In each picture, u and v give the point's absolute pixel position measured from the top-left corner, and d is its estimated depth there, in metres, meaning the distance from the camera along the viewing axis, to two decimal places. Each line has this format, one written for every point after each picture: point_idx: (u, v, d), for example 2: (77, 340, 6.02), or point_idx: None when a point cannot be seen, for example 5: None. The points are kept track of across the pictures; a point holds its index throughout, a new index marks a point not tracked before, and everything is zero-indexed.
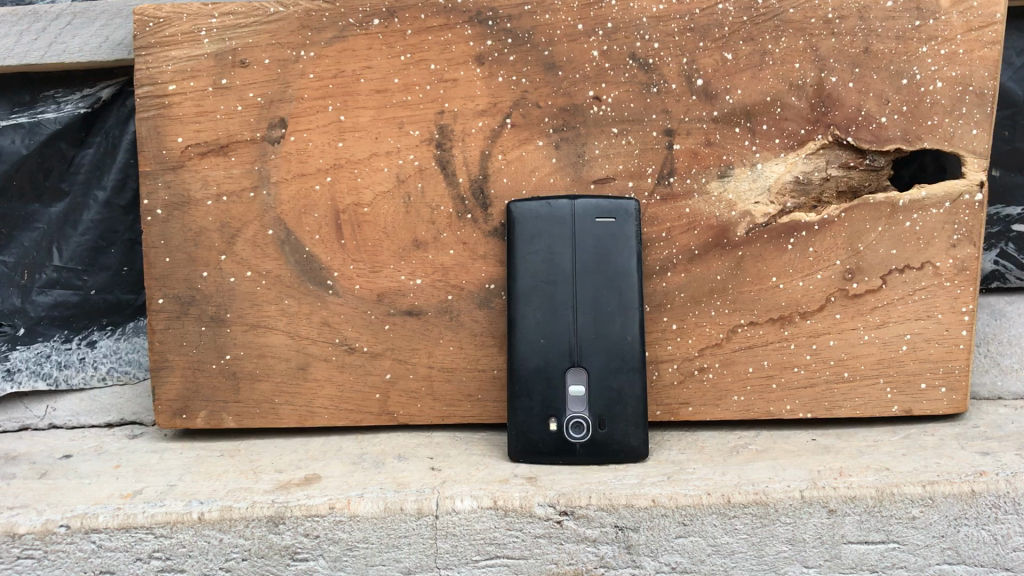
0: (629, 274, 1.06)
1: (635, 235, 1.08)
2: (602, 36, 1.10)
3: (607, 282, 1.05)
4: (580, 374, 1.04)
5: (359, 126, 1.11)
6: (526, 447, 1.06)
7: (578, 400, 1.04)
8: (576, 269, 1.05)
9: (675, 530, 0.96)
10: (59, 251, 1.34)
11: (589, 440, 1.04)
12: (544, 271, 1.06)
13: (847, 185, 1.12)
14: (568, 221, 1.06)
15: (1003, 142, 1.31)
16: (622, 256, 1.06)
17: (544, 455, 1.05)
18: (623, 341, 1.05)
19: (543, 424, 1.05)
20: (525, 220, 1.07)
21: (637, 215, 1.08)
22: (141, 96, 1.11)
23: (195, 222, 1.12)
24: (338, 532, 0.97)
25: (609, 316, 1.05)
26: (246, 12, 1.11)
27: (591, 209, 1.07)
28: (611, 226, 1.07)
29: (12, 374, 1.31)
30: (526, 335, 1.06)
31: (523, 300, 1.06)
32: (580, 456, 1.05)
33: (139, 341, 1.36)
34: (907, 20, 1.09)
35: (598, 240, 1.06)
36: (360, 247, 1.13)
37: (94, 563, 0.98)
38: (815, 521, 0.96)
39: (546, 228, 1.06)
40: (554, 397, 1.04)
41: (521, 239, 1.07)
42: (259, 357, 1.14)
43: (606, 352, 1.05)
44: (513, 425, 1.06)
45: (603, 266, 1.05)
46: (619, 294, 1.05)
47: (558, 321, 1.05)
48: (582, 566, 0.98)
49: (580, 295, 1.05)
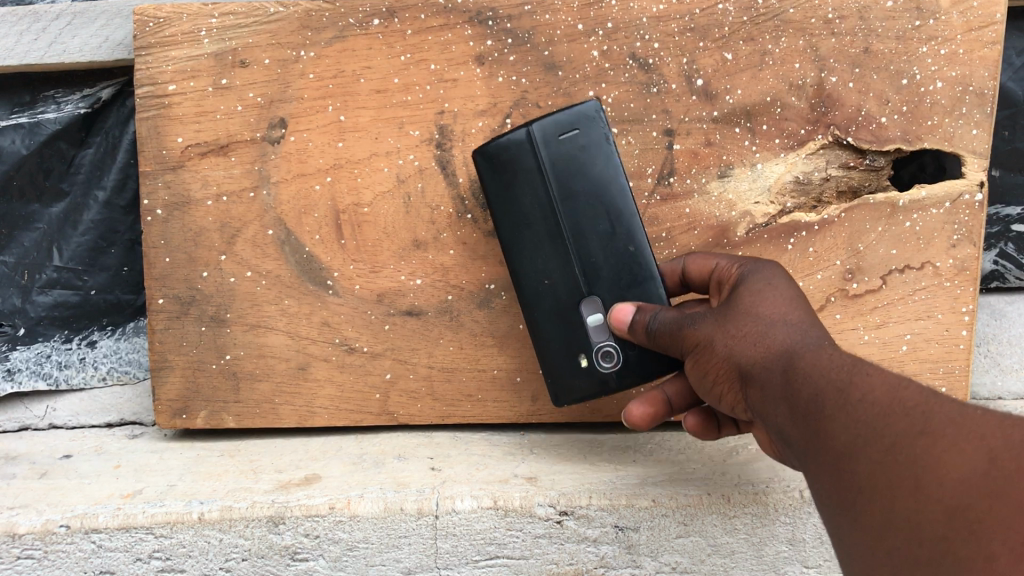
0: (609, 182, 0.98)
1: (604, 138, 0.99)
2: (602, 37, 1.10)
3: (588, 202, 0.98)
4: (595, 295, 0.98)
5: (359, 126, 1.11)
6: (566, 392, 1.01)
7: (599, 329, 0.98)
8: (555, 197, 0.98)
9: (676, 530, 0.98)
10: (59, 251, 1.34)
11: (623, 364, 0.97)
12: (524, 209, 0.99)
13: (847, 185, 1.12)
14: (533, 149, 0.98)
15: (1003, 142, 1.31)
16: (596, 167, 0.98)
17: (582, 387, 1.00)
18: (630, 255, 0.98)
19: (573, 363, 1.00)
20: (492, 161, 1.00)
21: (600, 116, 0.99)
22: (141, 96, 1.11)
23: (195, 222, 1.12)
24: (338, 531, 0.97)
25: (605, 236, 0.98)
26: (246, 12, 1.11)
27: (550, 129, 0.98)
28: (579, 141, 0.98)
29: (13, 374, 1.32)
30: (529, 276, 1.01)
31: (516, 244, 1.01)
32: (618, 386, 0.98)
33: (139, 340, 1.36)
34: (907, 19, 1.09)
35: (569, 159, 0.98)
36: (360, 248, 1.13)
37: (94, 563, 0.98)
38: (815, 520, 0.99)
39: (514, 162, 0.99)
40: (575, 328, 0.99)
41: (496, 186, 1.01)
42: (259, 356, 1.14)
43: (613, 270, 0.98)
44: (545, 366, 1.02)
45: (580, 186, 0.98)
46: (607, 208, 0.98)
47: (553, 255, 0.99)
48: (583, 566, 1.00)
49: (569, 221, 0.98)
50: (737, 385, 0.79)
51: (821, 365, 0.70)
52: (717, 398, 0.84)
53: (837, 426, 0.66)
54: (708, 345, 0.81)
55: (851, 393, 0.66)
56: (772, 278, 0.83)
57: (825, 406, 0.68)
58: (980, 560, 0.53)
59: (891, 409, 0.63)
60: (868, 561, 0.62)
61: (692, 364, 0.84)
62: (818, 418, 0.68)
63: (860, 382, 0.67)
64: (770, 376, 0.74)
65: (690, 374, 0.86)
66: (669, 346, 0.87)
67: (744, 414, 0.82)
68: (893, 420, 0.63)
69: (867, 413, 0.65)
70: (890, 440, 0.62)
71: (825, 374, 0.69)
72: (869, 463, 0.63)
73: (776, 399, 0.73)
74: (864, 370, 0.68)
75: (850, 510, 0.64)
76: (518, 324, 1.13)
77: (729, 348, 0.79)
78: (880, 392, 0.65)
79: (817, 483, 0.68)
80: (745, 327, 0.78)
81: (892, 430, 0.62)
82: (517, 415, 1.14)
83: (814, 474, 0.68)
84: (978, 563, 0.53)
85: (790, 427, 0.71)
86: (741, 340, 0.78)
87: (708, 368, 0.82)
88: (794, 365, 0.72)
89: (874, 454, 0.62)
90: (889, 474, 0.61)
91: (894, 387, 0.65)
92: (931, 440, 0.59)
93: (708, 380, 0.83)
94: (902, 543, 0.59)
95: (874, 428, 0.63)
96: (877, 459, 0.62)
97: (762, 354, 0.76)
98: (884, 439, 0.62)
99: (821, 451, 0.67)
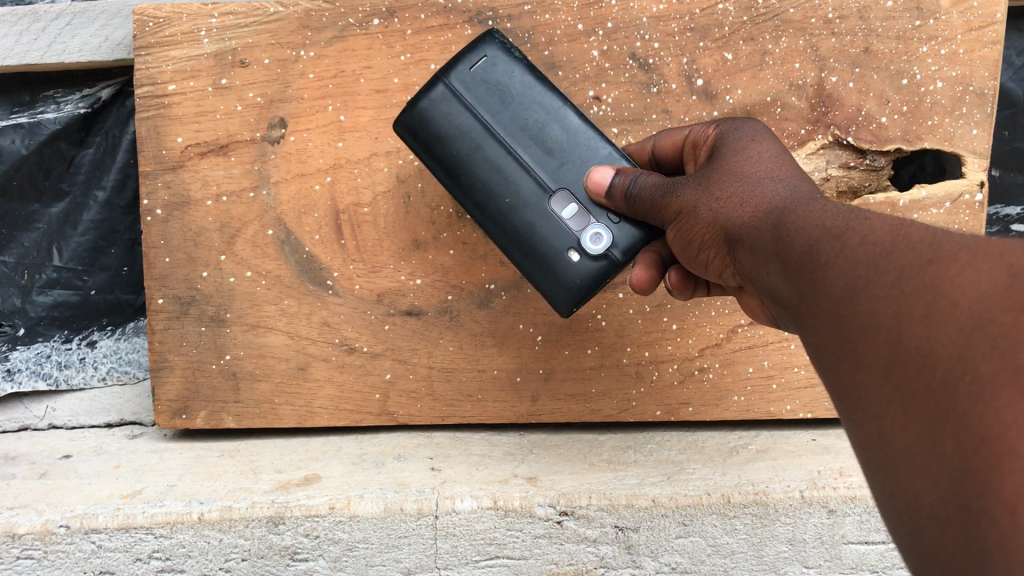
0: (534, 85, 0.88)
1: (511, 51, 0.89)
2: (602, 36, 1.10)
3: (524, 112, 0.88)
4: (566, 193, 0.87)
5: (359, 126, 1.11)
6: (570, 296, 0.88)
7: (582, 218, 0.87)
8: (490, 120, 0.87)
9: (676, 530, 0.99)
10: (59, 251, 1.34)
11: (617, 241, 0.86)
12: (461, 145, 0.87)
13: (847, 185, 1.12)
14: (445, 89, 0.88)
15: (1003, 142, 1.31)
16: (519, 81, 0.88)
17: (591, 290, 0.87)
18: (585, 145, 0.88)
19: (568, 266, 0.87)
20: (413, 126, 0.89)
21: (496, 33, 0.90)
22: (141, 96, 1.11)
23: (195, 222, 1.12)
24: (338, 531, 0.97)
25: (553, 135, 0.88)
26: (246, 12, 1.10)
27: (457, 65, 0.88)
28: (488, 60, 0.88)
29: (13, 374, 1.32)
30: (493, 207, 0.88)
31: (468, 184, 0.89)
32: (621, 258, 0.86)
33: (138, 340, 1.37)
34: (907, 19, 1.09)
35: (488, 81, 0.88)
36: (360, 248, 1.13)
37: (94, 563, 0.98)
38: (815, 520, 0.99)
39: (434, 111, 0.88)
40: (560, 235, 0.87)
41: (427, 144, 0.89)
42: (259, 357, 1.14)
43: (575, 165, 0.88)
44: (544, 289, 0.89)
45: (510, 100, 0.88)
46: (544, 108, 0.88)
47: (509, 174, 0.87)
48: (582, 565, 1.01)
49: (512, 138, 0.87)
50: (724, 248, 0.71)
51: (814, 218, 0.61)
52: (703, 266, 0.76)
53: (834, 272, 0.56)
54: (692, 210, 0.73)
55: (849, 237, 0.57)
56: (755, 137, 0.78)
57: (822, 252, 0.57)
58: (1006, 376, 0.43)
59: (893, 247, 0.53)
60: (871, 411, 0.51)
61: (674, 234, 0.77)
62: (813, 269, 0.58)
63: (859, 227, 0.57)
64: (761, 238, 0.65)
65: (672, 244, 0.79)
66: (649, 213, 0.80)
67: (732, 279, 0.74)
68: (897, 254, 0.52)
69: (866, 253, 0.54)
70: (893, 275, 0.51)
71: (820, 225, 0.60)
72: (871, 300, 0.52)
73: (768, 258, 0.64)
74: (864, 217, 0.58)
75: (848, 358, 0.53)
76: (518, 324, 1.12)
77: (713, 210, 0.71)
78: (882, 233, 0.55)
79: (812, 340, 0.57)
80: (730, 189, 0.71)
81: (895, 262, 0.52)
82: (517, 415, 1.14)
83: (811, 332, 0.57)
84: (1003, 378, 0.43)
85: (785, 287, 0.61)
86: (726, 202, 0.71)
87: (693, 234, 0.74)
88: (786, 221, 0.64)
89: (876, 289, 0.52)
90: (895, 307, 0.50)
91: (897, 227, 0.55)
92: (941, 265, 0.49)
93: (693, 247, 0.75)
94: (910, 377, 0.48)
95: (875, 265, 0.53)
96: (878, 298, 0.51)
97: (752, 215, 0.68)
98: (887, 274, 0.52)
99: (817, 300, 0.57)
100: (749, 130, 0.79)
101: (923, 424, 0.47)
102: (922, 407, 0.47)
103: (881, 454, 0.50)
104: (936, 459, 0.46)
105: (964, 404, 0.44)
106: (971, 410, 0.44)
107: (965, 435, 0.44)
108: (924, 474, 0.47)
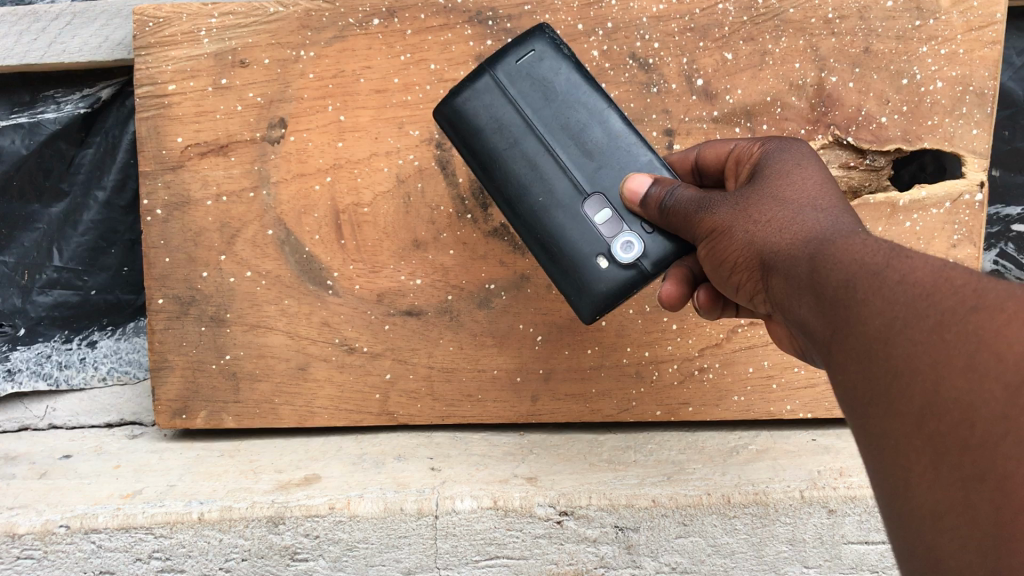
0: (579, 83, 0.88)
1: (559, 47, 0.89)
2: (602, 36, 1.10)
3: (566, 110, 0.87)
4: (600, 197, 0.87)
5: (359, 126, 1.11)
6: (593, 302, 0.87)
7: (613, 224, 0.86)
8: (531, 115, 0.87)
9: (676, 530, 0.99)
10: (59, 252, 1.34)
11: (646, 250, 0.85)
12: (499, 139, 0.88)
13: (847, 185, 1.12)
14: (488, 81, 0.88)
15: (1003, 142, 1.31)
16: (565, 77, 0.88)
17: (616, 299, 0.87)
18: (625, 150, 0.87)
19: (595, 271, 0.87)
20: (452, 116, 0.89)
21: (546, 28, 0.89)
22: (141, 96, 1.11)
23: (195, 221, 1.12)
24: (338, 531, 0.97)
25: (593, 137, 0.87)
26: (247, 12, 1.10)
27: (505, 56, 0.88)
28: (535, 55, 0.88)
29: (13, 374, 1.32)
30: (525, 205, 0.88)
31: (501, 179, 0.89)
32: (651, 269, 0.86)
33: (139, 340, 1.37)
34: (907, 19, 1.09)
35: (532, 76, 0.88)
36: (360, 247, 1.13)
37: (94, 563, 0.98)
38: (815, 521, 0.99)
39: (475, 102, 0.88)
40: (590, 240, 0.87)
41: (465, 136, 0.90)
42: (259, 357, 1.14)
43: (614, 169, 0.87)
44: (568, 293, 0.89)
45: (553, 97, 0.88)
46: (587, 108, 0.88)
47: (545, 172, 0.87)
48: (582, 566, 1.01)
49: (551, 136, 0.87)
50: (758, 274, 0.70)
51: (854, 253, 0.60)
52: (733, 288, 0.76)
53: (870, 310, 0.54)
54: (725, 231, 0.73)
55: (889, 275, 0.55)
56: (800, 160, 0.76)
57: (858, 289, 0.56)
58: None
59: (934, 288, 0.51)
60: (898, 461, 0.49)
61: (706, 251, 0.76)
62: (848, 305, 0.56)
63: (900, 264, 0.55)
64: (796, 269, 0.64)
65: (703, 262, 0.78)
66: (681, 227, 0.79)
67: (762, 305, 0.74)
68: (939, 297, 0.50)
69: (905, 293, 0.53)
70: (935, 320, 0.50)
71: (859, 260, 0.58)
72: (909, 343, 0.50)
73: (801, 290, 0.63)
74: (905, 254, 0.56)
75: (879, 403, 0.51)
76: (518, 324, 1.12)
77: (749, 233, 0.71)
78: (922, 273, 0.53)
79: (840, 378, 0.56)
80: (769, 213, 0.71)
81: (937, 307, 0.50)
82: (517, 415, 1.14)
83: (838, 369, 0.56)
84: None
85: (817, 320, 0.61)
86: (765, 226, 0.70)
87: (726, 256, 0.73)
88: (822, 253, 0.62)
89: (914, 333, 0.50)
90: (934, 355, 0.48)
91: (940, 267, 0.52)
92: (989, 314, 0.47)
93: (724, 268, 0.74)
94: (947, 431, 0.46)
95: (914, 307, 0.51)
96: (918, 343, 0.50)
97: (789, 245, 0.67)
98: (928, 318, 0.50)
99: (850, 337, 0.55)
100: (794, 152, 0.78)
101: (955, 483, 0.45)
102: (957, 464, 0.45)
103: (906, 507, 0.49)
104: (967, 519, 0.45)
105: (1004, 465, 0.43)
106: (1012, 473, 0.43)
107: (1003, 500, 0.43)
108: (952, 534, 0.46)
